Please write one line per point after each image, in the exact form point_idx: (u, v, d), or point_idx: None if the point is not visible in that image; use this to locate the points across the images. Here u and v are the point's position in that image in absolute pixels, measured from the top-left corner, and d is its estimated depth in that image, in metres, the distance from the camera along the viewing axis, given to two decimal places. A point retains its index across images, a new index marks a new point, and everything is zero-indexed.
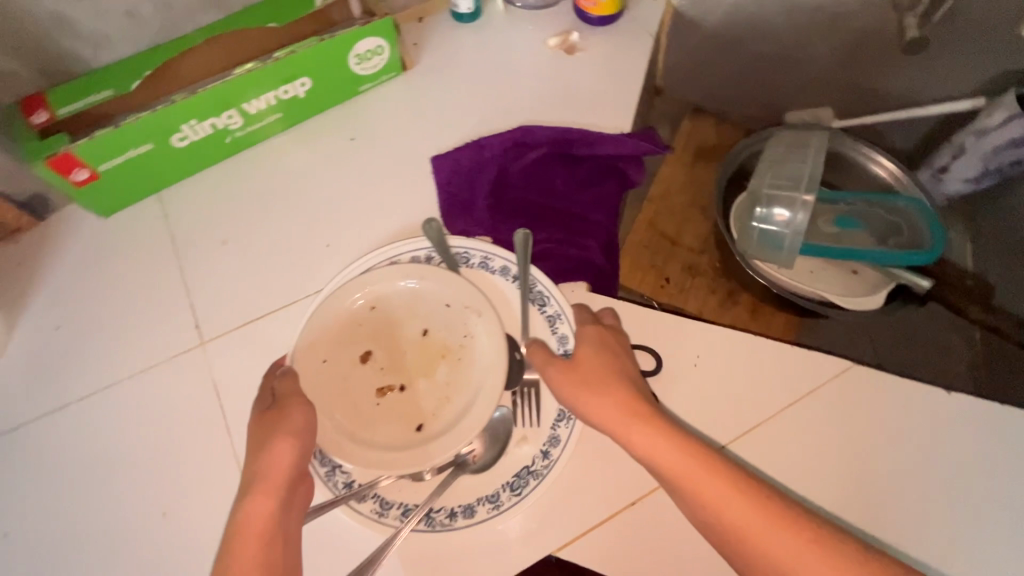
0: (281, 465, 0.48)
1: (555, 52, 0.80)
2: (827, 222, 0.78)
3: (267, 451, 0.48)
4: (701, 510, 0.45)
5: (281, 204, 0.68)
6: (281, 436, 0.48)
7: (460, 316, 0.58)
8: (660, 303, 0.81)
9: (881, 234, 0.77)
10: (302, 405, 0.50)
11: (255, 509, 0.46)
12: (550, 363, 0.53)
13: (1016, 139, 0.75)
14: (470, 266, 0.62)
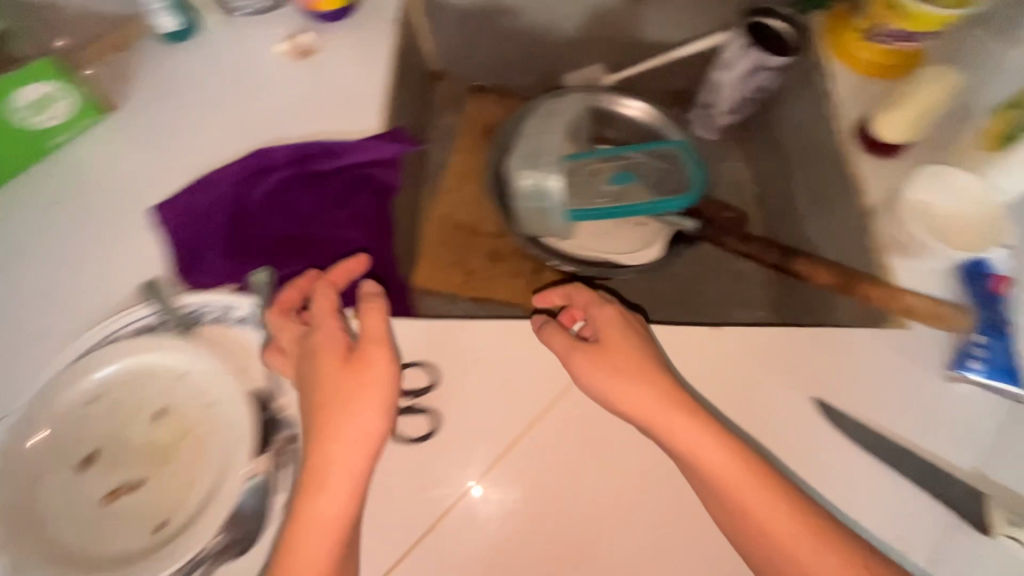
0: (368, 427, 0.48)
1: (289, 60, 0.73)
2: (603, 182, 0.79)
3: (351, 413, 0.47)
4: (685, 459, 0.52)
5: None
6: (367, 401, 0.47)
7: (196, 385, 0.52)
8: (468, 299, 0.79)
9: (653, 185, 0.78)
10: (335, 358, 0.49)
11: (320, 506, 0.46)
12: (575, 346, 0.57)
13: (751, 70, 0.80)
14: (206, 324, 0.55)
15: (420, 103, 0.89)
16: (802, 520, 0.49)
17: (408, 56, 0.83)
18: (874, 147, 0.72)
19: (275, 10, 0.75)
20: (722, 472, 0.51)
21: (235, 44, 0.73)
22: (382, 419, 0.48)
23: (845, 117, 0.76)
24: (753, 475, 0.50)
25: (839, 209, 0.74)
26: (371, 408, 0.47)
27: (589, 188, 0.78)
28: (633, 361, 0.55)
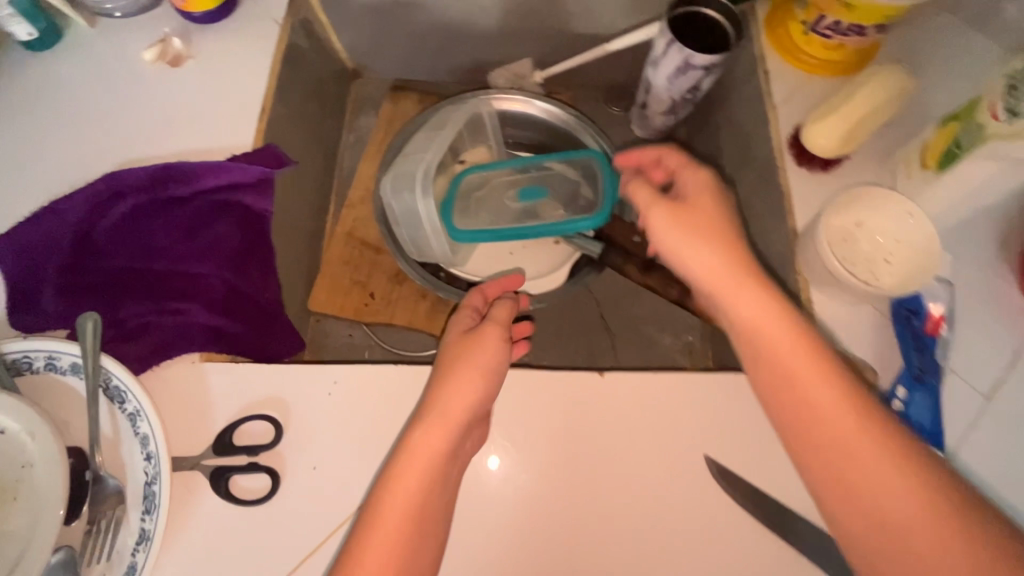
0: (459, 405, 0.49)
1: (160, 68, 0.67)
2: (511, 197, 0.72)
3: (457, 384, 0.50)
4: (786, 386, 0.44)
5: None
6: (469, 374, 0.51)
7: (11, 443, 0.48)
8: (368, 324, 0.74)
9: (563, 202, 0.70)
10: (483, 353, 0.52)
11: (429, 436, 0.48)
12: (657, 203, 0.51)
13: (680, 67, 0.71)
14: (33, 373, 0.51)
15: (327, 108, 0.82)
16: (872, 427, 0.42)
17: (304, 59, 0.76)
18: (807, 160, 0.63)
19: (148, 12, 0.69)
20: (821, 399, 0.43)
21: (105, 53, 0.67)
22: (482, 402, 0.50)
23: (782, 124, 0.67)
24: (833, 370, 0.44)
25: (771, 231, 0.66)
26: (464, 387, 0.50)
27: (496, 207, 0.71)
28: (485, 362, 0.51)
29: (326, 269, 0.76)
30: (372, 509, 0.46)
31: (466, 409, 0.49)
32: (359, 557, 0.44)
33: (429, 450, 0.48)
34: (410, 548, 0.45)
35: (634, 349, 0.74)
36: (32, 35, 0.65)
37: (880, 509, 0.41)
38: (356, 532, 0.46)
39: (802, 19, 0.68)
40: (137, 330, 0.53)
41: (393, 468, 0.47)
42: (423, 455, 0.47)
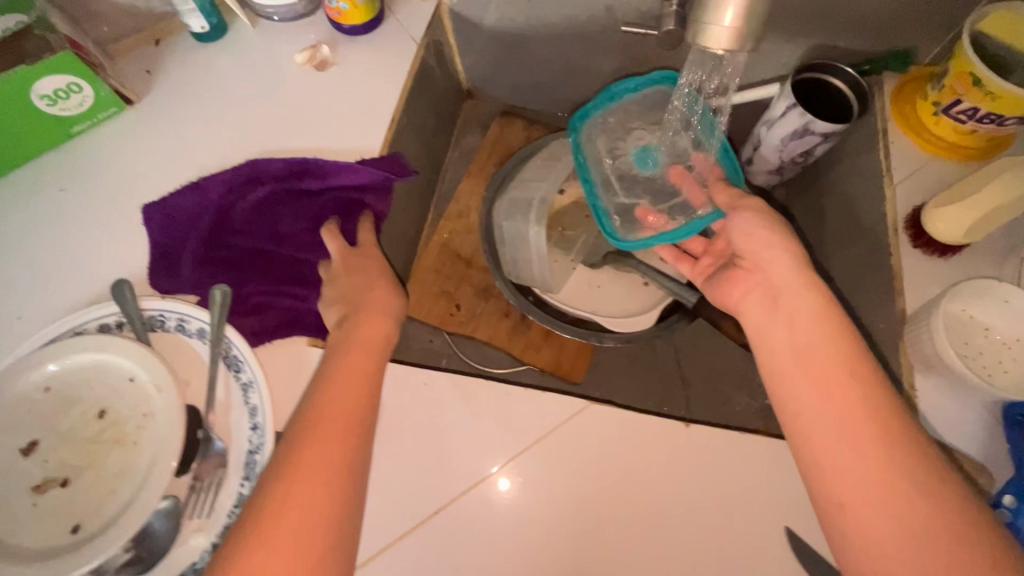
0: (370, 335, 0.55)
1: (307, 70, 0.73)
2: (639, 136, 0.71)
3: (364, 331, 0.55)
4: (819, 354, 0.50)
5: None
6: (371, 314, 0.56)
7: (141, 392, 0.52)
8: (450, 333, 0.77)
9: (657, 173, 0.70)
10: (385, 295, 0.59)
11: (367, 331, 0.55)
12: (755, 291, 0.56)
13: (797, 131, 0.71)
14: (164, 331, 0.55)
15: (441, 124, 0.87)
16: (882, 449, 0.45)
17: (432, 78, 0.81)
18: (924, 242, 0.62)
19: (304, 18, 0.75)
20: (804, 402, 0.49)
21: (261, 53, 0.74)
22: (390, 335, 0.56)
23: (902, 202, 0.66)
24: (861, 384, 0.47)
25: (879, 309, 0.66)
26: (373, 317, 0.56)
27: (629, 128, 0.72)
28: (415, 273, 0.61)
29: (419, 273, 0.79)
30: (308, 414, 0.48)
31: (383, 339, 0.55)
32: (313, 442, 0.46)
33: (365, 352, 0.53)
34: (358, 422, 0.48)
35: (707, 402, 0.75)
36: (206, 27, 0.72)
37: (842, 506, 0.45)
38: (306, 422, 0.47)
39: (934, 100, 0.67)
40: (256, 307, 0.58)
41: (324, 382, 0.50)
42: (360, 356, 0.53)
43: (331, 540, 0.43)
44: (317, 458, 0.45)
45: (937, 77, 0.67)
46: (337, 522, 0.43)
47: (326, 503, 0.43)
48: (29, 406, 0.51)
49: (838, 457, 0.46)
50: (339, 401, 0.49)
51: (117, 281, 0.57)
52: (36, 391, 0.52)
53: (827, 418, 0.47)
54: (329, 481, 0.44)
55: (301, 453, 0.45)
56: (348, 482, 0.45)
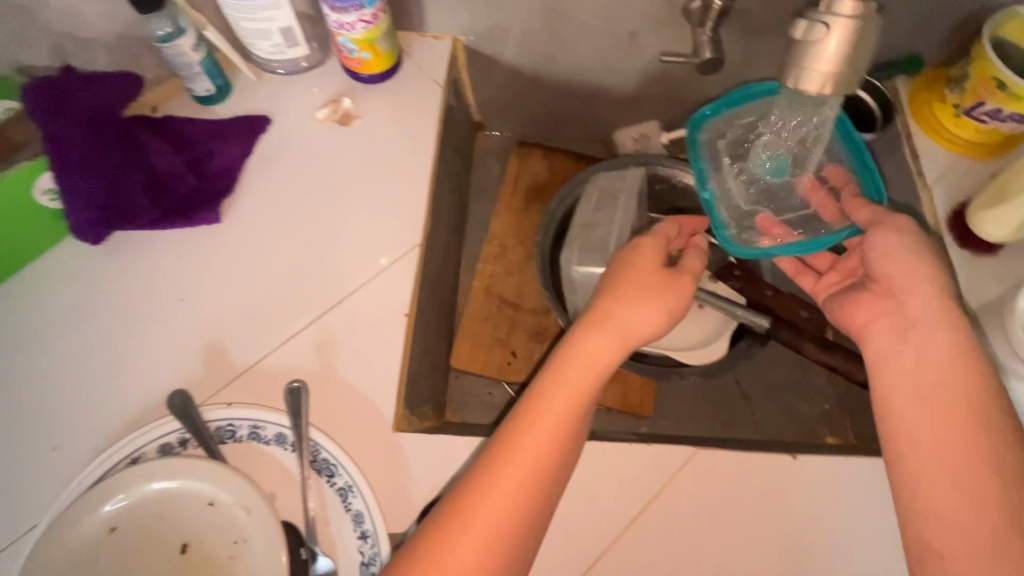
0: (597, 357, 0.49)
1: (330, 126, 0.68)
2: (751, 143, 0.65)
3: (544, 405, 0.47)
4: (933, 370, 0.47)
5: (12, 386, 0.54)
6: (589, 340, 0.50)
7: (228, 517, 0.47)
8: (510, 383, 0.74)
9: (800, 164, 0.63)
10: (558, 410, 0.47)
11: (595, 340, 0.49)
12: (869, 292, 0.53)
13: None
14: (236, 442, 0.50)
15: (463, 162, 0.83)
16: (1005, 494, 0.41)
17: (453, 118, 0.78)
18: (971, 242, 0.65)
19: (314, 69, 0.70)
20: (920, 414, 0.46)
21: (274, 111, 0.68)
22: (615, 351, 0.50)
23: (941, 203, 0.68)
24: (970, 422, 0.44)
25: None
26: (607, 335, 0.50)
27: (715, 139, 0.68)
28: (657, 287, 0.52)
29: (467, 324, 0.75)
30: (502, 443, 0.45)
31: (624, 327, 0.50)
32: (490, 498, 0.43)
33: (580, 370, 0.48)
34: (546, 468, 0.45)
35: (773, 416, 0.75)
36: (211, 90, 0.65)
37: (934, 519, 0.42)
38: (482, 474, 0.44)
39: (955, 102, 0.70)
40: (331, 399, 0.54)
41: (528, 405, 0.47)
42: (561, 391, 0.47)
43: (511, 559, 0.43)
44: (449, 563, 0.41)
45: (955, 80, 0.69)
46: (505, 557, 0.42)
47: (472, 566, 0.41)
48: (97, 552, 0.45)
49: (936, 481, 0.43)
50: (522, 447, 0.45)
51: (171, 391, 0.52)
52: (103, 534, 0.46)
53: (943, 452, 0.44)
54: (502, 535, 0.42)
55: (463, 523, 0.42)
56: (527, 525, 0.44)
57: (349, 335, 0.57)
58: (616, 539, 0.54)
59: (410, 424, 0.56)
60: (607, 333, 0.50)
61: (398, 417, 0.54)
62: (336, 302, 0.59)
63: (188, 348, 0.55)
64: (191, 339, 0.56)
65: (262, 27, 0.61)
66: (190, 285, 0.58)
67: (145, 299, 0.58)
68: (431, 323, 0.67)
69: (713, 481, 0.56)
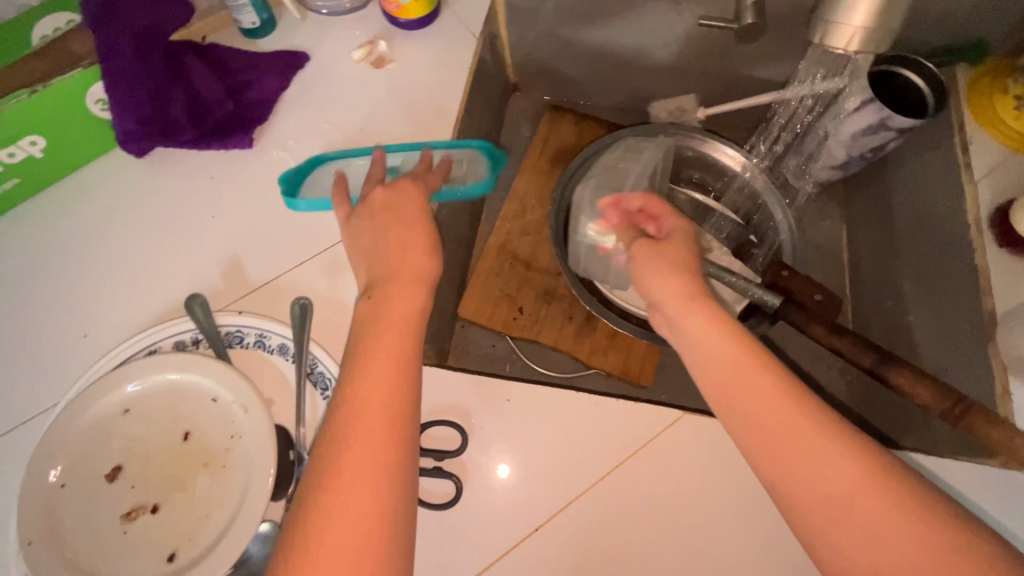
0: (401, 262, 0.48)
1: (364, 67, 0.70)
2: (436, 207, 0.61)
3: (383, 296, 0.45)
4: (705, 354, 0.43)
5: (53, 276, 0.58)
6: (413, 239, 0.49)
7: (228, 414, 0.50)
8: (513, 337, 0.76)
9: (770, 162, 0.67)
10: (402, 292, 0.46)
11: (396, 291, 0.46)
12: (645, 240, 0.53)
13: (872, 127, 0.69)
14: (243, 348, 0.53)
15: (492, 119, 0.84)
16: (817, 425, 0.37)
17: (485, 72, 0.78)
18: (1011, 243, 0.60)
19: (355, 11, 0.72)
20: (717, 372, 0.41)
21: (314, 47, 0.71)
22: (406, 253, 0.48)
23: (985, 199, 0.64)
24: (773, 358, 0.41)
25: (959, 308, 0.64)
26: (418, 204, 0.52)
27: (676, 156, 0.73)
28: (400, 231, 0.50)
29: (478, 275, 0.77)
30: (351, 380, 0.41)
31: (417, 232, 0.50)
32: (356, 434, 0.39)
33: (400, 279, 0.47)
34: (413, 374, 0.42)
35: None
36: (256, 23, 0.68)
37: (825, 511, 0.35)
38: (342, 418, 0.40)
39: (1016, 94, 0.66)
40: (334, 319, 0.56)
41: (372, 322, 0.44)
42: (388, 322, 0.44)
43: (405, 463, 0.39)
44: (354, 443, 0.39)
45: (1020, 69, 0.65)
46: (393, 460, 0.39)
47: (366, 509, 0.37)
48: (110, 428, 0.49)
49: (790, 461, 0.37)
50: (374, 376, 0.41)
51: (190, 295, 0.55)
52: (117, 413, 0.50)
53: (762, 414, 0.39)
54: (382, 464, 0.38)
55: (330, 439, 0.39)
56: (405, 450, 0.40)
57: None
58: (577, 495, 0.56)
59: None
60: (411, 243, 0.49)
61: None
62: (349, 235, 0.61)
63: (210, 260, 0.59)
64: (213, 252, 0.59)
65: None
66: (219, 203, 0.62)
67: (177, 211, 0.61)
68: None
69: (686, 447, 0.57)
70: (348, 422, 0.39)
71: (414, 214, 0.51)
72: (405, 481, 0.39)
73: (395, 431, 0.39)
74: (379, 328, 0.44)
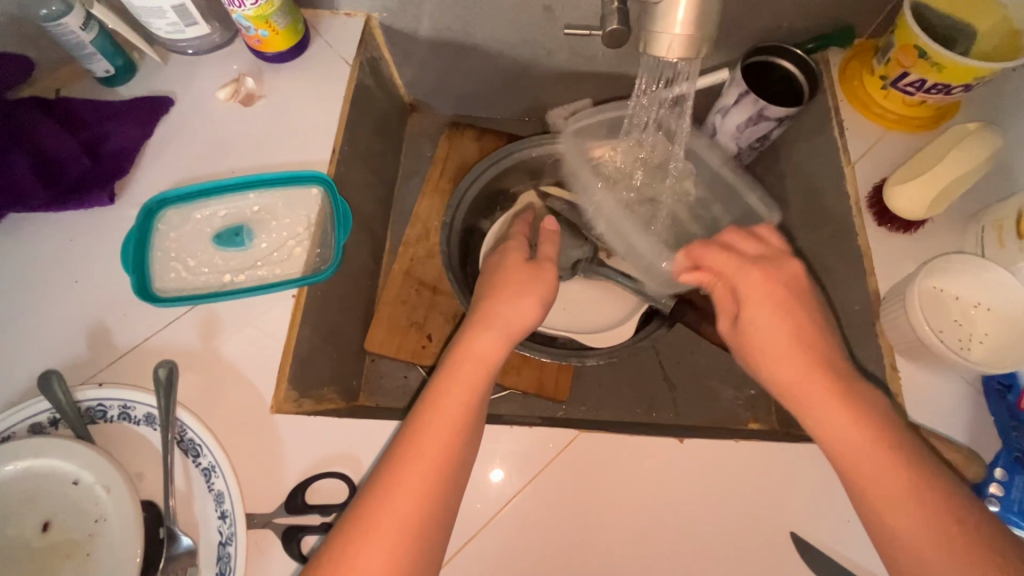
0: (517, 320, 0.52)
1: (233, 106, 0.67)
2: (278, 257, 0.60)
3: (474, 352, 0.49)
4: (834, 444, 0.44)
5: None
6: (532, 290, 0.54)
7: (90, 496, 0.47)
8: (424, 366, 0.74)
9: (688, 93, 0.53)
10: (486, 352, 0.49)
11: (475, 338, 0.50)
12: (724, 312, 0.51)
13: (753, 118, 0.70)
14: (107, 422, 0.50)
15: (387, 144, 0.82)
16: (870, 430, 0.42)
17: (370, 99, 0.76)
18: (888, 221, 0.62)
19: (221, 48, 0.69)
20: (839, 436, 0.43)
21: (179, 91, 0.67)
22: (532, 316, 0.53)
23: (863, 180, 0.66)
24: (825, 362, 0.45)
25: (849, 291, 0.65)
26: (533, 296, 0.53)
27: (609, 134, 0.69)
28: (528, 281, 0.54)
29: (382, 305, 0.75)
30: (410, 431, 0.45)
31: (542, 290, 0.54)
32: (394, 486, 0.42)
33: (480, 359, 0.49)
34: (458, 445, 0.45)
35: (695, 401, 0.74)
36: (111, 71, 0.64)
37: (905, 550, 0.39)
38: (386, 472, 0.43)
39: (882, 74, 0.66)
40: (208, 378, 0.54)
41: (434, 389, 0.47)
42: (469, 365, 0.48)
43: (426, 537, 0.42)
44: (392, 507, 0.42)
45: (882, 50, 0.66)
46: (422, 532, 0.42)
47: (384, 558, 0.40)
48: None
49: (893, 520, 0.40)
50: (434, 426, 0.45)
51: (46, 371, 0.52)
52: None
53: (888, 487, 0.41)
54: (411, 521, 0.42)
55: (369, 506, 0.42)
56: (447, 491, 0.44)
57: (234, 317, 0.57)
58: (464, 543, 0.53)
59: (296, 405, 0.56)
60: (531, 297, 0.53)
61: (278, 399, 0.54)
62: (225, 284, 0.59)
63: (72, 330, 0.55)
64: (75, 321, 0.56)
65: (153, 5, 0.59)
66: (78, 267, 0.58)
67: (33, 280, 0.57)
68: (334, 305, 0.66)
69: (596, 458, 0.55)
70: (390, 483, 0.43)
71: (520, 285, 0.54)
72: (446, 521, 0.43)
73: (430, 505, 0.43)
74: (442, 392, 0.47)
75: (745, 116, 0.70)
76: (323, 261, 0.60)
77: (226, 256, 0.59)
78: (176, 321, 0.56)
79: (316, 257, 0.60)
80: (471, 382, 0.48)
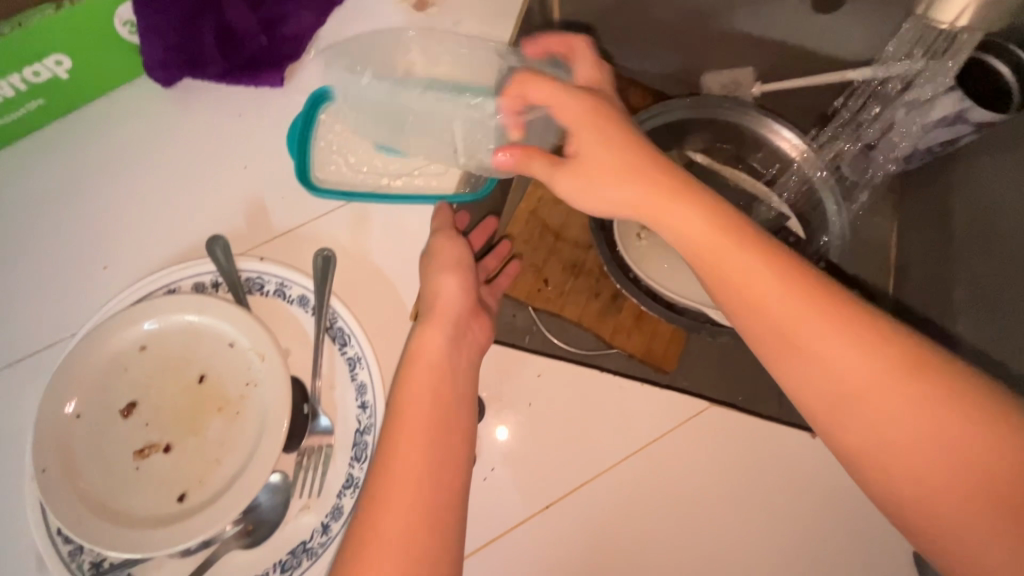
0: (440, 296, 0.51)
1: (405, 10, 0.66)
2: (433, 169, 0.59)
3: (419, 348, 0.48)
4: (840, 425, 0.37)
5: (77, 206, 0.57)
6: (447, 270, 0.52)
7: (245, 360, 0.49)
8: (535, 308, 0.72)
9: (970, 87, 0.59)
10: (433, 338, 0.48)
11: (426, 337, 0.49)
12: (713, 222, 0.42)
13: (947, 118, 0.64)
14: (263, 295, 0.52)
15: None
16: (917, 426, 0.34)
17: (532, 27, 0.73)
18: None
19: None
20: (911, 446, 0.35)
21: None
22: (469, 294, 0.52)
23: None
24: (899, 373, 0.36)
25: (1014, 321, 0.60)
26: (448, 272, 0.51)
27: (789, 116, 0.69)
28: (444, 253, 0.53)
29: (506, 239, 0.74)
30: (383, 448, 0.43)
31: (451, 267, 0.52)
32: (388, 488, 0.41)
33: (427, 356, 0.47)
34: (435, 438, 0.43)
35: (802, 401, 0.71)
36: None
37: None
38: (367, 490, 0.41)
39: None
40: (358, 274, 0.55)
41: (397, 394, 0.46)
42: (421, 364, 0.47)
43: (438, 536, 0.40)
44: (383, 519, 0.40)
45: None
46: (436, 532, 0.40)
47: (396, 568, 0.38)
48: (127, 366, 0.49)
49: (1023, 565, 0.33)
50: (406, 428, 0.43)
51: (213, 236, 0.54)
52: (134, 349, 0.49)
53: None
54: (414, 518, 0.40)
55: (363, 522, 0.40)
56: (445, 485, 0.42)
57: (385, 221, 0.57)
58: (587, 480, 0.56)
59: None
60: (447, 270, 0.51)
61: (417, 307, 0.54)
62: (382, 188, 0.59)
63: (234, 202, 0.57)
64: (238, 194, 0.57)
65: None
66: (246, 143, 0.59)
67: (203, 148, 0.59)
68: None
69: (710, 431, 0.58)
70: (380, 498, 0.40)
71: (450, 257, 0.53)
72: (456, 506, 0.42)
73: (427, 501, 0.41)
74: (405, 392, 0.46)
75: (938, 118, 0.64)
76: (479, 178, 0.60)
77: (382, 159, 0.60)
78: (332, 214, 0.57)
79: (470, 174, 0.60)
80: (433, 373, 0.47)
